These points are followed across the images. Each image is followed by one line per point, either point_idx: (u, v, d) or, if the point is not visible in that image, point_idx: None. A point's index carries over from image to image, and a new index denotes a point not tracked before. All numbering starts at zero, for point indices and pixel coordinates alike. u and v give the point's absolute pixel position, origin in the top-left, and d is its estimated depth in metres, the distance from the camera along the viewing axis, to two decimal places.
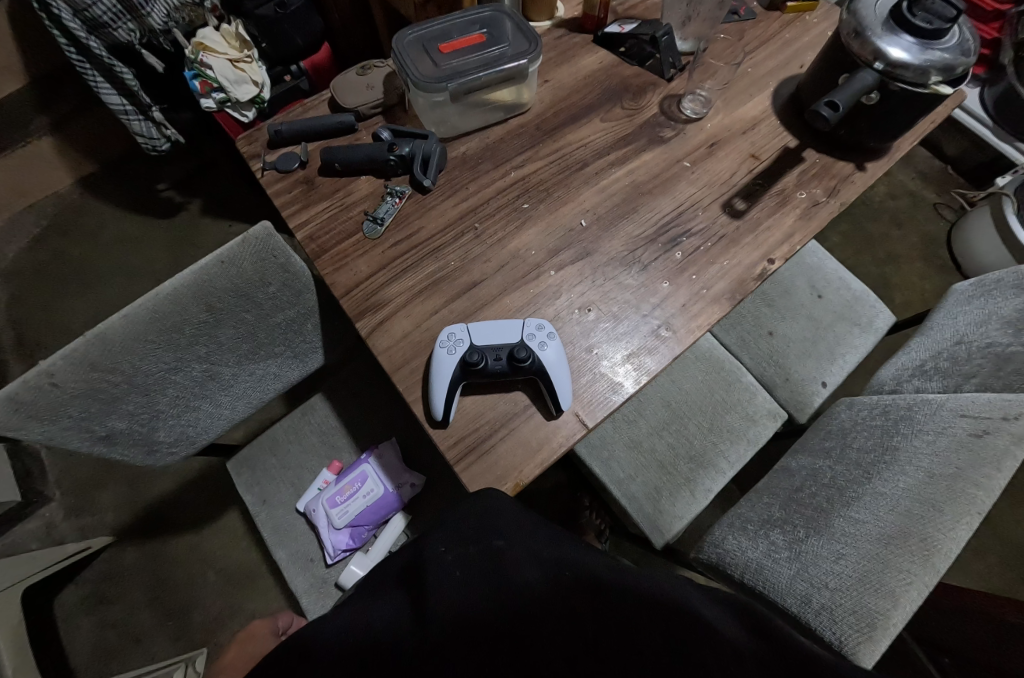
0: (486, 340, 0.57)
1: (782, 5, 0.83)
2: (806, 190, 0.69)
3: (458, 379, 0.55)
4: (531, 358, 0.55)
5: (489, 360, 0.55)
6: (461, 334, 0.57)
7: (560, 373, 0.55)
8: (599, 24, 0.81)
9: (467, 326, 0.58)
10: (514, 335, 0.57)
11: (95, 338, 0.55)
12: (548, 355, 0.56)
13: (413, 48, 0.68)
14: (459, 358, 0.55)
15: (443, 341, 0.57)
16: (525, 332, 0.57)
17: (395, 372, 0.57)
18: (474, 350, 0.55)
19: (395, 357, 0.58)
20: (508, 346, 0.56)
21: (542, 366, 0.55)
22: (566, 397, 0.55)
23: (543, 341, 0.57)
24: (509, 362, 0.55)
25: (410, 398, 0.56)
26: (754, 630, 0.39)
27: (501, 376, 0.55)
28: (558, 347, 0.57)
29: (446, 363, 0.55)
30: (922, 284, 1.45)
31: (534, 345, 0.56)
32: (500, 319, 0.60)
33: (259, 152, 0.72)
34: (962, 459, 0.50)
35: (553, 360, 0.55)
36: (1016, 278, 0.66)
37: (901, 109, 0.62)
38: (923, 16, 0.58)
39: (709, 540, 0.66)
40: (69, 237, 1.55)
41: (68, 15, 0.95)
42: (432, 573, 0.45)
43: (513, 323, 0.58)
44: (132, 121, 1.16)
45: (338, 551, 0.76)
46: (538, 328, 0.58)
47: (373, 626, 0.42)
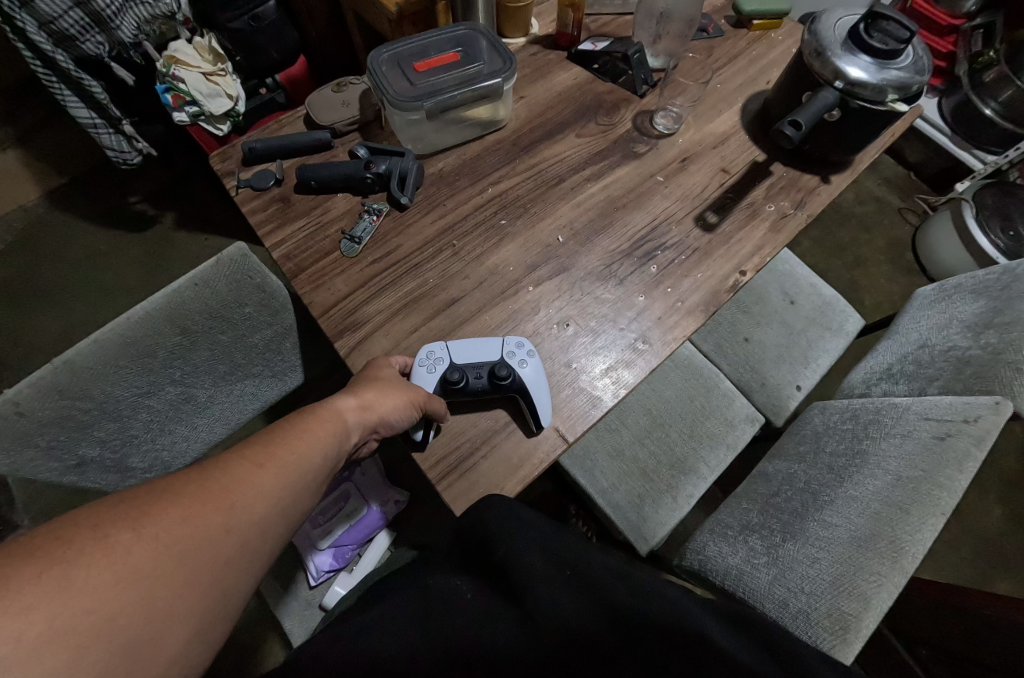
0: (466, 357, 0.57)
1: (748, 23, 0.86)
2: (775, 203, 0.71)
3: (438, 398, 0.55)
4: (512, 375, 0.55)
5: (469, 378, 0.56)
6: (441, 352, 0.57)
7: (539, 392, 0.56)
8: (573, 42, 0.83)
9: (448, 341, 0.59)
10: (493, 352, 0.58)
11: (63, 365, 0.55)
12: (528, 372, 0.56)
13: (388, 66, 0.69)
14: (440, 377, 0.55)
15: (422, 359, 0.57)
16: (505, 349, 0.58)
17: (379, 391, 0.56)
18: (454, 368, 0.55)
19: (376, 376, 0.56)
20: (488, 364, 0.57)
21: (524, 383, 0.55)
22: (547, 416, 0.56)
23: (523, 359, 0.57)
24: (490, 380, 0.55)
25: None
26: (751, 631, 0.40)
27: (483, 391, 0.56)
28: (538, 364, 0.57)
29: (426, 381, 0.55)
30: (888, 287, 1.50)
31: (513, 361, 0.57)
32: (480, 335, 0.60)
33: (233, 169, 0.71)
34: (927, 461, 0.51)
35: (533, 378, 0.56)
36: (974, 284, 0.70)
37: (862, 125, 0.65)
38: (879, 37, 0.60)
39: (691, 546, 0.67)
40: (36, 253, 1.50)
41: (33, 28, 0.92)
42: (443, 597, 0.45)
43: (494, 339, 0.59)
44: (101, 134, 1.13)
45: (320, 572, 0.74)
46: (517, 344, 0.58)
47: (372, 635, 0.41)
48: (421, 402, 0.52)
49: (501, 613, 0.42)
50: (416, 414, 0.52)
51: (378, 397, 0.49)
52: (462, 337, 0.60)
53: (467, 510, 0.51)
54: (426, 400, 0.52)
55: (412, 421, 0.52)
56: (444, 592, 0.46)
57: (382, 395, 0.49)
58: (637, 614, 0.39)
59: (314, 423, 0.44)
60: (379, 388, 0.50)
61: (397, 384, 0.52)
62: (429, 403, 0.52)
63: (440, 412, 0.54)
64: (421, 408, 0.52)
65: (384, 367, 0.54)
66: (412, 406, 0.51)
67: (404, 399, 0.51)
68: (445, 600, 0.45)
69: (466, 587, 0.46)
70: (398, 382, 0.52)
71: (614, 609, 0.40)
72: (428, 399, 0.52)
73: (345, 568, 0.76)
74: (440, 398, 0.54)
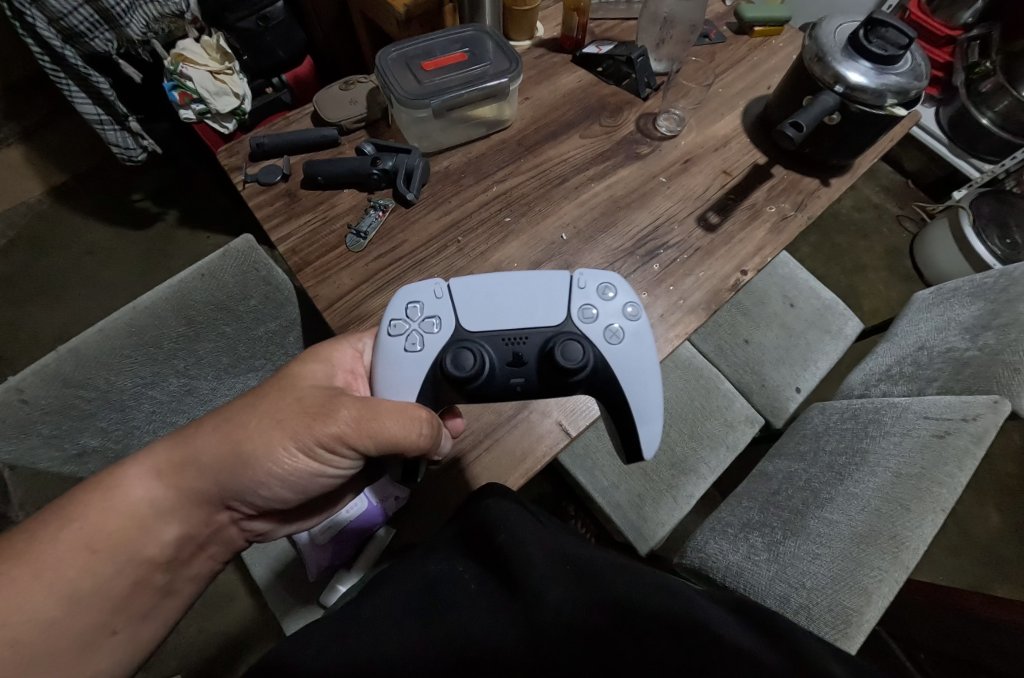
0: (525, 322, 0.49)
1: (750, 30, 0.88)
2: (775, 205, 0.72)
3: (437, 381, 0.48)
4: (589, 360, 0.47)
5: (509, 362, 0.48)
6: (442, 314, 0.49)
7: (633, 377, 0.49)
8: (577, 45, 0.84)
9: (465, 296, 0.50)
10: (565, 320, 0.50)
11: (68, 352, 0.55)
12: (619, 352, 0.49)
13: (396, 65, 0.70)
14: (436, 359, 0.48)
15: (405, 322, 0.49)
16: (593, 314, 0.50)
17: (332, 357, 0.52)
18: (480, 350, 0.47)
19: (325, 344, 0.52)
20: (543, 340, 0.49)
21: (606, 368, 0.49)
22: (653, 437, 0.49)
23: (618, 330, 0.50)
24: (542, 366, 0.48)
25: (355, 374, 0.53)
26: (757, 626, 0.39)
27: (523, 383, 0.49)
28: (637, 336, 0.50)
29: (421, 360, 0.48)
30: (886, 293, 1.51)
31: (597, 336, 0.49)
32: (545, 285, 0.51)
33: (241, 164, 0.72)
34: (926, 459, 0.52)
35: (623, 358, 0.49)
36: (972, 288, 0.70)
37: (861, 129, 0.66)
38: (879, 42, 0.61)
39: (691, 545, 0.68)
40: (39, 248, 1.51)
41: (43, 23, 0.93)
42: (443, 583, 0.45)
43: (567, 300, 0.50)
44: (107, 131, 1.13)
45: (320, 568, 0.76)
46: (601, 308, 0.50)
47: (371, 616, 0.41)
48: (351, 441, 0.44)
49: (502, 612, 0.40)
50: (349, 455, 0.45)
51: (241, 464, 0.43)
52: (518, 287, 0.51)
53: (473, 491, 0.58)
54: (368, 434, 0.43)
55: (337, 463, 0.45)
56: (443, 578, 0.45)
57: (258, 454, 0.43)
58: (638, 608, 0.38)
59: (85, 505, 0.42)
60: (247, 439, 0.43)
61: (300, 419, 0.43)
62: (377, 434, 0.43)
63: (393, 443, 0.44)
64: (347, 449, 0.44)
65: (306, 384, 0.47)
66: (324, 452, 0.44)
67: (323, 439, 0.43)
68: (447, 586, 0.44)
69: (468, 576, 0.45)
70: (308, 413, 0.44)
71: (624, 610, 0.38)
72: (376, 430, 0.43)
73: (345, 564, 0.76)
74: (395, 417, 0.44)
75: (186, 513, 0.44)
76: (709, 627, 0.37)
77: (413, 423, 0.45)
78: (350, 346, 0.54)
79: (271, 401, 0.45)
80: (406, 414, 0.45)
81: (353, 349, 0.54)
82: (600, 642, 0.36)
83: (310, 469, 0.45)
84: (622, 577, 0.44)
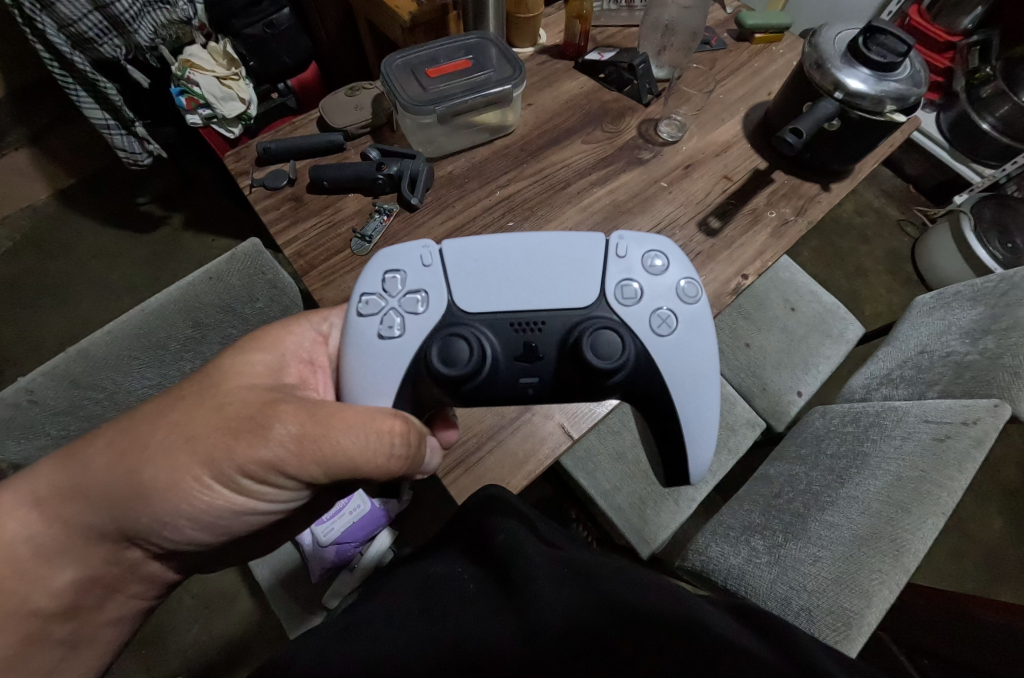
0: (558, 307, 0.44)
1: (750, 37, 0.89)
2: (776, 210, 0.73)
3: (419, 376, 0.44)
4: (628, 350, 0.43)
5: (522, 352, 0.44)
6: (431, 290, 0.45)
7: (682, 370, 0.45)
8: (580, 52, 0.85)
9: (466, 266, 0.46)
10: (602, 301, 0.45)
11: (77, 353, 0.56)
12: (670, 341, 0.45)
13: (401, 72, 0.71)
14: (417, 354, 0.44)
15: (383, 300, 0.45)
16: (642, 299, 0.45)
17: (284, 345, 0.48)
18: (484, 337, 0.43)
19: (275, 330, 0.49)
20: (568, 325, 0.44)
21: (650, 360, 0.45)
22: (705, 444, 0.46)
23: (668, 319, 0.45)
24: (564, 359, 0.44)
25: (312, 364, 0.49)
26: (759, 629, 0.39)
27: (536, 379, 0.44)
28: (691, 325, 0.45)
29: (401, 347, 0.44)
30: (888, 297, 1.52)
31: (643, 322, 0.45)
32: (578, 259, 0.46)
33: (247, 169, 0.73)
34: (927, 462, 0.52)
35: (674, 348, 0.45)
36: (972, 292, 0.71)
37: (861, 136, 0.66)
38: (878, 50, 0.62)
39: (693, 548, 0.69)
40: (46, 251, 1.53)
41: (53, 31, 0.95)
42: (443, 586, 0.45)
43: (607, 279, 0.46)
44: (114, 136, 1.16)
45: (323, 569, 0.75)
46: (648, 289, 0.46)
47: (373, 617, 0.42)
48: (290, 466, 0.38)
49: (501, 614, 0.39)
50: (288, 481, 0.40)
51: (139, 497, 0.36)
52: (543, 257, 0.46)
53: (473, 494, 0.59)
54: (315, 457, 0.38)
55: (274, 489, 0.40)
56: (444, 581, 0.46)
57: (164, 485, 0.36)
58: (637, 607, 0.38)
59: None
60: (150, 465, 0.36)
61: (222, 438, 0.37)
62: (322, 459, 0.38)
63: (342, 466, 0.39)
64: (284, 475, 0.39)
65: (236, 386, 0.41)
66: (255, 480, 0.39)
67: (253, 465, 0.38)
68: (449, 588, 0.45)
69: (468, 577, 0.46)
70: (233, 430, 0.37)
71: (627, 614, 0.37)
72: (325, 451, 0.38)
73: (348, 564, 0.77)
74: (350, 433, 0.39)
75: (83, 552, 0.37)
76: (709, 626, 0.37)
77: (376, 439, 0.40)
78: (304, 331, 0.50)
79: (186, 409, 0.38)
80: (365, 428, 0.40)
81: (314, 330, 0.51)
82: (600, 643, 0.34)
83: (239, 501, 0.39)
84: (622, 580, 0.44)
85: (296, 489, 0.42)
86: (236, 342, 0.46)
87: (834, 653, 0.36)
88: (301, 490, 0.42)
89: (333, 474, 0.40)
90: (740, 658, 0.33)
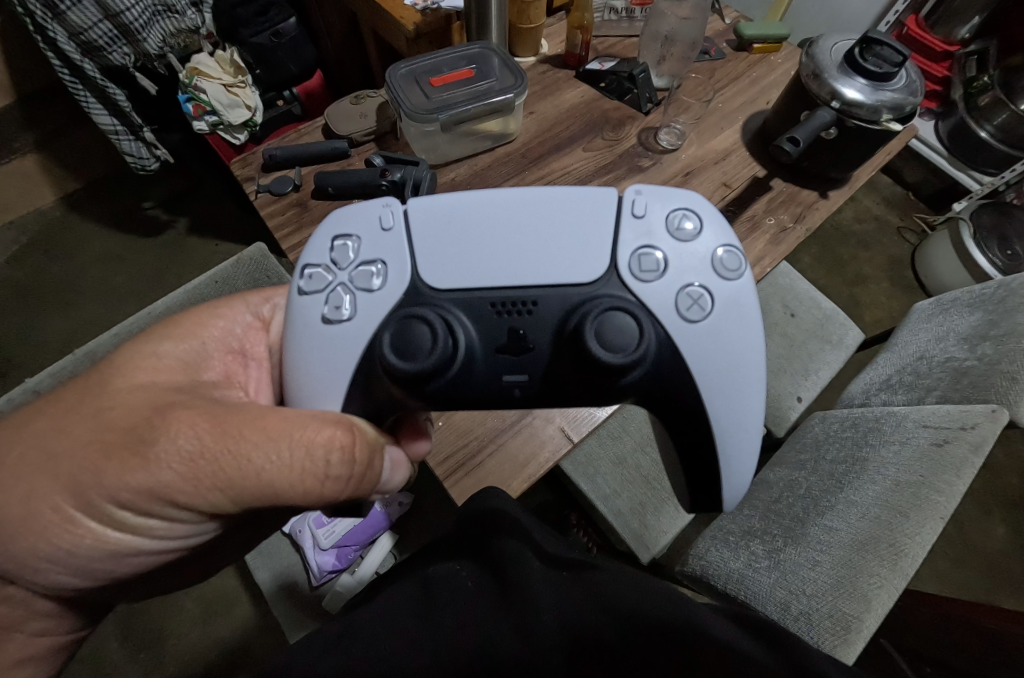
0: (555, 280, 0.35)
1: (749, 47, 0.90)
2: (774, 217, 0.74)
3: (372, 369, 0.36)
4: (645, 338, 0.34)
5: (506, 341, 0.35)
6: (389, 259, 0.37)
7: (716, 365, 0.36)
8: (581, 61, 0.87)
9: (437, 229, 0.37)
10: (613, 274, 0.36)
11: (85, 356, 0.58)
12: (700, 326, 0.36)
13: (405, 81, 0.72)
14: (370, 342, 0.36)
15: (330, 274, 0.37)
16: (666, 272, 0.36)
17: (205, 333, 0.44)
18: (456, 322, 0.35)
19: (198, 316, 0.45)
20: (566, 307, 0.36)
21: (673, 349, 0.36)
22: (741, 462, 0.37)
23: (700, 296, 0.36)
24: (560, 349, 0.35)
25: (243, 356, 0.45)
26: (759, 633, 0.40)
27: (525, 377, 0.36)
28: (728, 306, 0.36)
29: (349, 333, 0.36)
30: (888, 303, 1.53)
31: (667, 301, 0.36)
32: (583, 220, 0.37)
33: (253, 175, 0.75)
34: (925, 468, 0.52)
35: (707, 336, 0.36)
36: (970, 298, 0.71)
37: (857, 145, 0.67)
38: (874, 60, 0.63)
39: (693, 552, 0.70)
40: (52, 255, 1.54)
41: (64, 38, 0.97)
42: (442, 584, 0.45)
43: (619, 245, 0.37)
44: (122, 141, 1.18)
45: (323, 574, 0.76)
46: (674, 258, 0.37)
47: (373, 620, 0.42)
48: (179, 496, 0.32)
49: (501, 616, 0.40)
50: (182, 512, 0.34)
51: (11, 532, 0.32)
52: (536, 216, 0.37)
53: (472, 496, 0.59)
54: (213, 484, 0.32)
55: (165, 523, 0.35)
56: (443, 580, 0.46)
57: (17, 517, 0.32)
58: (636, 612, 0.38)
59: None
60: (5, 489, 0.32)
61: (88, 458, 0.32)
62: (218, 485, 0.32)
63: (243, 494, 0.33)
64: (175, 506, 0.33)
65: (128, 388, 0.35)
66: (136, 512, 0.33)
67: (128, 495, 0.32)
68: (447, 588, 0.45)
69: (466, 575, 0.46)
70: (105, 448, 0.32)
71: (626, 619, 0.37)
72: (226, 477, 0.32)
73: (347, 569, 0.79)
74: (264, 450, 0.33)
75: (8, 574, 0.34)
76: (707, 631, 0.37)
77: (304, 455, 0.33)
78: (234, 317, 0.46)
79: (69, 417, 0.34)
80: (289, 442, 0.33)
81: (250, 313, 0.47)
82: (599, 647, 0.35)
83: (119, 537, 0.34)
84: (621, 585, 0.44)
85: (199, 521, 0.36)
86: (148, 329, 0.41)
87: (832, 659, 0.37)
88: (206, 521, 0.36)
89: (244, 501, 0.33)
90: (738, 661, 0.33)
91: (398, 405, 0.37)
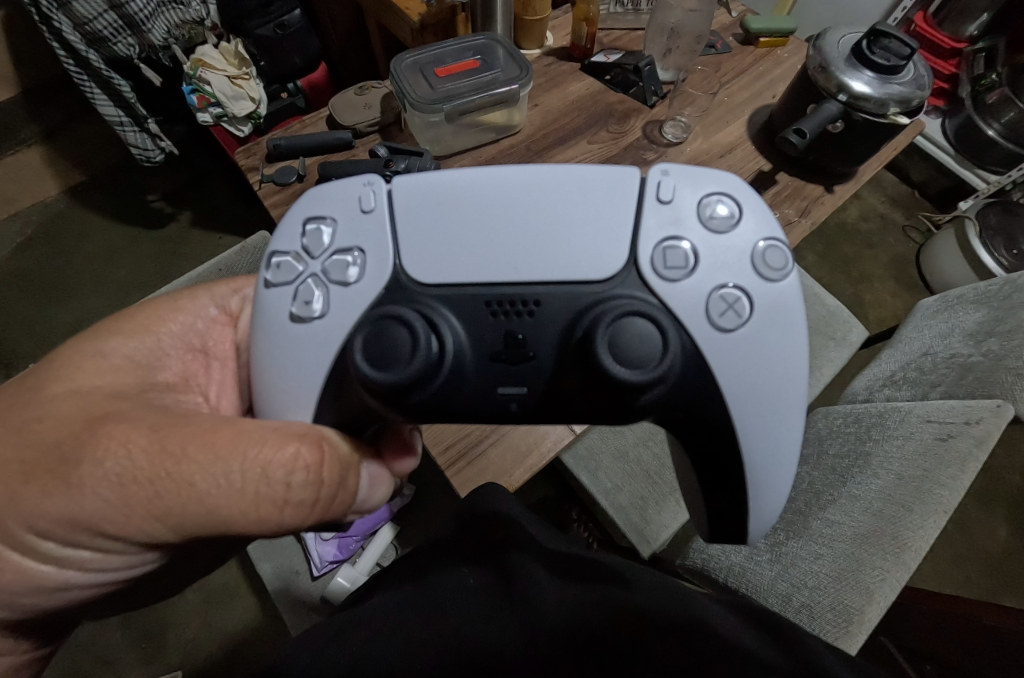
0: (562, 275, 0.35)
1: (755, 40, 0.90)
2: (780, 211, 0.75)
3: (346, 375, 0.35)
4: (670, 346, 0.33)
5: (504, 346, 0.35)
6: (367, 246, 0.36)
7: (746, 368, 0.35)
8: (586, 54, 0.86)
9: (422, 209, 0.37)
10: (631, 271, 0.35)
11: None
12: (737, 333, 0.35)
13: (410, 71, 0.72)
14: (341, 350, 0.35)
15: (300, 263, 0.37)
16: (693, 271, 0.35)
17: (161, 329, 0.44)
18: (442, 320, 0.34)
19: (157, 311, 0.45)
20: (576, 310, 0.35)
21: (700, 359, 0.35)
22: (775, 474, 0.36)
23: (730, 300, 0.35)
24: (569, 353, 0.35)
25: (204, 354, 0.46)
26: (773, 629, 0.39)
27: (523, 389, 0.35)
28: (761, 309, 0.35)
29: (321, 331, 0.36)
30: (893, 302, 1.52)
31: (698, 301, 0.35)
32: (607, 199, 0.36)
33: (258, 164, 0.75)
34: (928, 463, 0.51)
35: (744, 337, 0.35)
36: (976, 295, 0.71)
37: (865, 138, 0.67)
38: (882, 53, 0.63)
39: (694, 547, 0.71)
40: (54, 248, 1.55)
41: (68, 28, 0.97)
42: (441, 583, 0.45)
43: (643, 236, 0.36)
44: (127, 132, 1.17)
45: (323, 564, 0.76)
46: (704, 249, 0.36)
47: (370, 618, 0.42)
48: (109, 526, 0.31)
49: (502, 614, 0.39)
50: (113, 543, 0.32)
51: None
52: (553, 201, 0.36)
53: (472, 492, 0.59)
54: (148, 513, 0.30)
55: (98, 553, 0.33)
56: (443, 579, 0.45)
57: None
58: (644, 611, 0.38)
59: None
60: None
61: (7, 480, 0.30)
62: (162, 513, 0.30)
63: (186, 522, 0.31)
64: (103, 536, 0.32)
65: (66, 396, 0.33)
66: (63, 542, 0.32)
67: (51, 525, 0.31)
68: (448, 587, 0.44)
69: (467, 574, 0.46)
70: (26, 470, 0.30)
71: (629, 617, 0.37)
72: (164, 504, 0.30)
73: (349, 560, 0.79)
74: (210, 473, 0.30)
75: None
76: (715, 630, 0.37)
77: (259, 477, 0.31)
78: (198, 311, 0.47)
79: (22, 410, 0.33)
80: (241, 464, 0.31)
81: (216, 306, 0.48)
82: (603, 644, 0.34)
83: (48, 568, 0.33)
84: (623, 582, 0.44)
85: (137, 551, 0.34)
86: (94, 327, 0.41)
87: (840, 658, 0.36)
88: (144, 551, 0.34)
89: (188, 530, 0.31)
90: (744, 661, 0.32)
91: (376, 416, 0.37)
